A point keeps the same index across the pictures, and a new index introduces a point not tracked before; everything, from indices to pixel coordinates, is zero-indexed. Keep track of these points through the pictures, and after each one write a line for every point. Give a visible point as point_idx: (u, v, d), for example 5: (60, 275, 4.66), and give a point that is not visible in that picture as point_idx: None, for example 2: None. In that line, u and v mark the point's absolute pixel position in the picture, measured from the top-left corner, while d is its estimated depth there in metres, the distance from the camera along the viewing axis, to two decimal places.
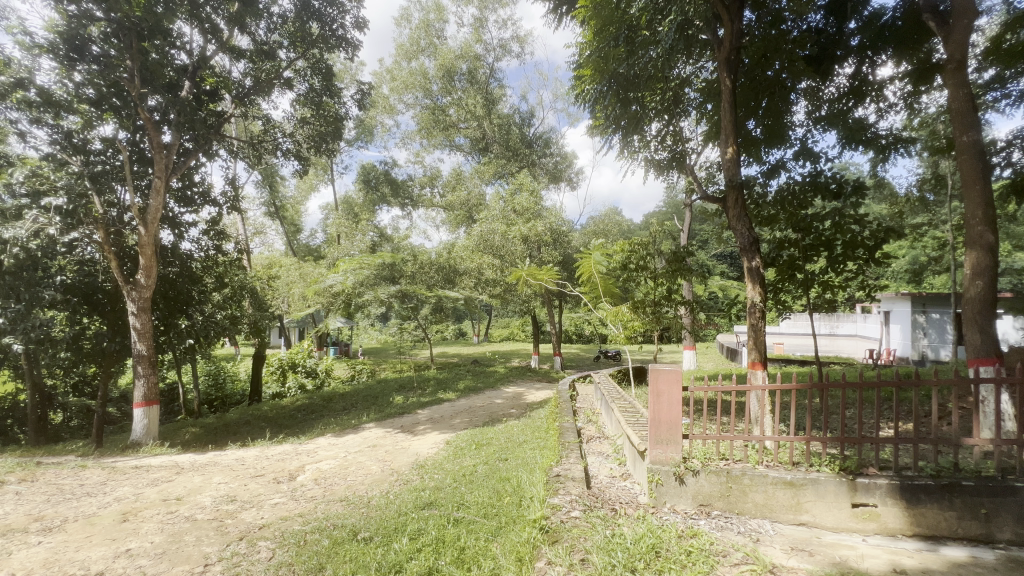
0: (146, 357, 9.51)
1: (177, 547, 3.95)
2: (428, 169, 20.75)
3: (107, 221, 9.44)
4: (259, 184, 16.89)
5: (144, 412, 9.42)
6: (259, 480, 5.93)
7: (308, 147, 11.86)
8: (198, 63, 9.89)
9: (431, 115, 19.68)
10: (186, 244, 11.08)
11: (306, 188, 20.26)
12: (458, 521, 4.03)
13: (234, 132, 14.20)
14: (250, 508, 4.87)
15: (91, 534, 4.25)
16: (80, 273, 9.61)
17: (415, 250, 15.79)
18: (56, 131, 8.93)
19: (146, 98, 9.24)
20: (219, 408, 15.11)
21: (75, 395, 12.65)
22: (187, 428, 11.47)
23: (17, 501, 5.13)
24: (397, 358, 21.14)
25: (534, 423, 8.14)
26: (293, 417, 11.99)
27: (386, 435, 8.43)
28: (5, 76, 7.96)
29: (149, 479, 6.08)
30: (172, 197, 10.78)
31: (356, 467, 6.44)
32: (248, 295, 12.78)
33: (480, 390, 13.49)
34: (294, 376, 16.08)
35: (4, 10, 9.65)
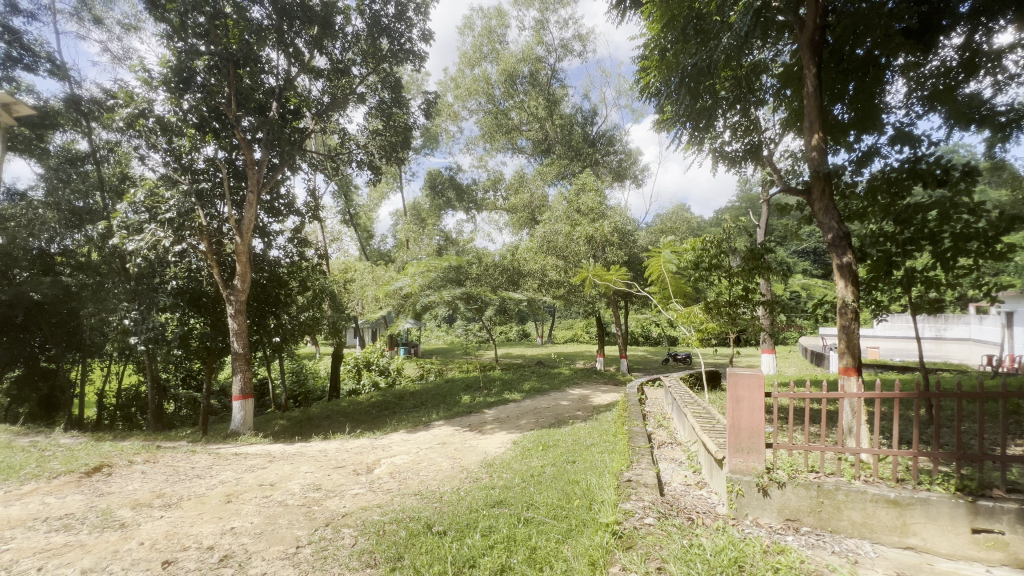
0: (242, 355, 10.46)
1: (273, 529, 4.32)
2: (491, 172, 21.11)
3: (210, 232, 10.51)
4: (336, 194, 18.06)
5: (241, 404, 10.37)
6: (340, 470, 6.33)
7: (380, 157, 12.50)
8: (285, 85, 10.76)
9: (494, 120, 20.03)
10: (273, 252, 12.08)
11: (377, 196, 21.39)
12: (528, 521, 4.05)
13: (313, 146, 15.28)
14: (334, 497, 5.22)
15: (202, 512, 4.76)
16: (189, 280, 10.77)
17: (480, 252, 16.13)
18: (169, 155, 10.10)
19: (241, 121, 10.17)
20: (303, 403, 16.41)
21: (185, 388, 14.18)
22: (277, 420, 12.52)
23: (143, 479, 5.87)
24: (463, 358, 21.72)
25: (601, 426, 7.99)
26: (368, 413, 12.70)
27: (455, 433, 8.68)
28: (130, 107, 9.30)
29: (247, 465, 6.70)
30: (262, 208, 11.83)
31: (427, 463, 6.69)
32: (328, 297, 13.76)
33: (545, 391, 13.51)
34: (368, 374, 17.03)
35: (127, 51, 11.10)
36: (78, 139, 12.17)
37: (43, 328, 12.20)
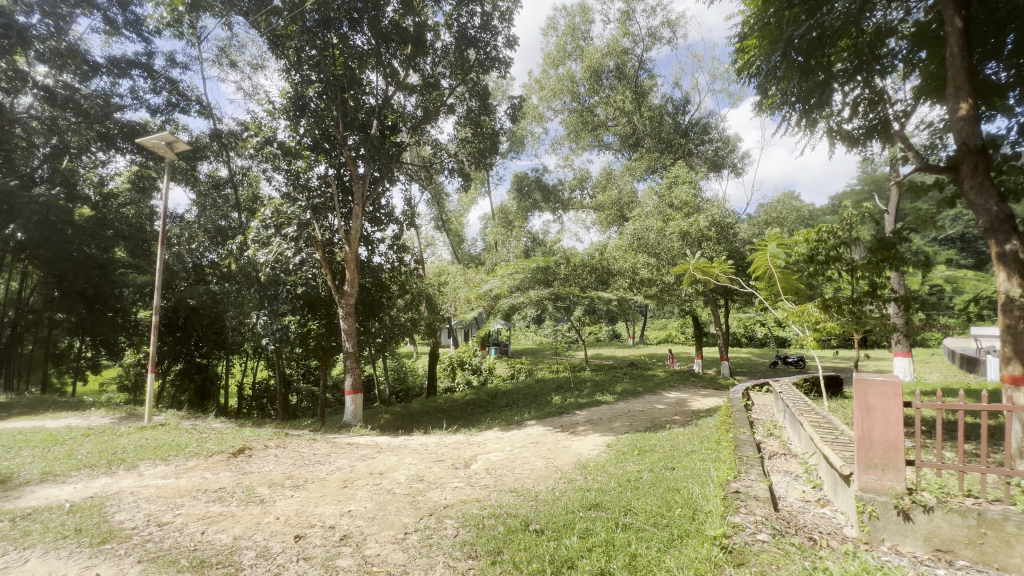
0: (352, 354, 11.45)
1: (383, 514, 4.67)
2: (577, 171, 20.93)
3: (323, 243, 11.63)
4: (430, 201, 19.09)
5: (352, 398, 11.39)
6: (440, 464, 6.67)
7: (470, 164, 12.95)
8: (383, 104, 11.61)
9: (579, 117, 19.82)
10: (376, 258, 13.09)
11: (467, 201, 22.22)
12: (626, 526, 3.96)
13: (409, 158, 16.28)
14: (436, 489, 5.52)
15: (324, 494, 5.31)
16: (306, 286, 12.05)
17: (568, 252, 16.04)
18: (289, 175, 11.36)
19: (347, 140, 11.08)
20: (403, 398, 17.64)
21: (305, 382, 15.88)
22: (382, 414, 13.54)
23: (277, 461, 6.70)
24: (553, 359, 21.77)
25: (702, 432, 7.55)
26: (463, 410, 13.24)
27: (548, 433, 8.71)
28: (259, 135, 10.68)
29: (359, 454, 7.35)
30: (366, 219, 12.90)
31: (522, 461, 6.80)
32: (425, 299, 14.59)
33: (639, 393, 13.07)
34: (462, 373, 17.79)
35: (255, 87, 12.75)
36: (219, 166, 14.18)
37: (198, 329, 14.61)
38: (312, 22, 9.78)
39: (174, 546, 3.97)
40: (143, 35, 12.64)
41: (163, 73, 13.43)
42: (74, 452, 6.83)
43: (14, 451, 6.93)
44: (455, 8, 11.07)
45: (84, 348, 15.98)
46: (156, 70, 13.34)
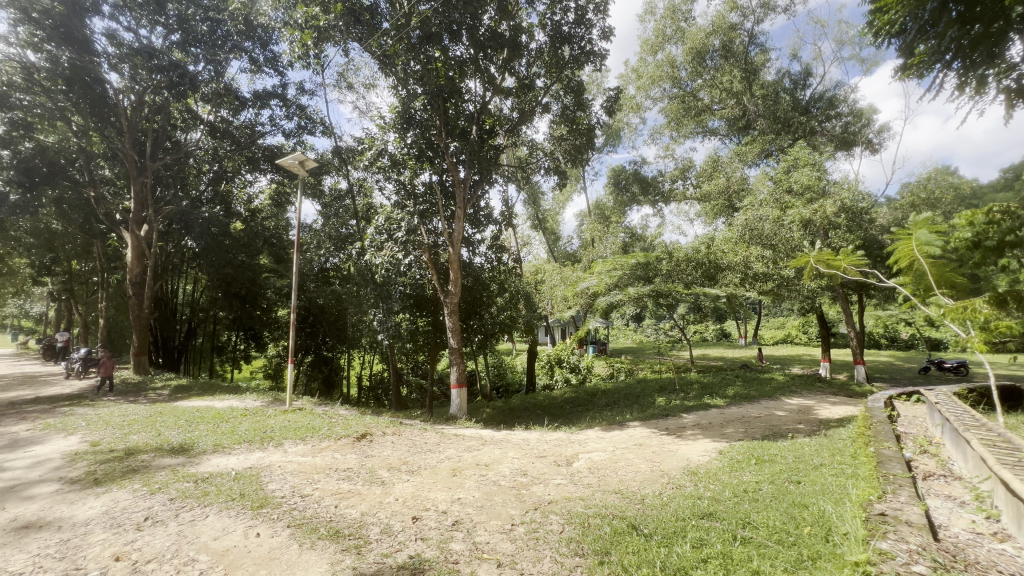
0: (457, 349, 12.05)
1: (491, 505, 4.86)
2: (679, 161, 19.82)
3: (429, 245, 12.38)
4: (526, 201, 19.38)
5: (458, 392, 11.94)
6: (543, 460, 6.74)
7: (566, 162, 12.87)
8: (482, 110, 11.98)
9: (681, 103, 18.69)
10: (476, 259, 13.61)
11: (563, 199, 22.17)
12: (747, 541, 3.66)
13: (506, 161, 16.65)
14: (540, 484, 5.61)
15: (436, 480, 5.67)
16: (414, 286, 12.91)
17: (670, 247, 15.24)
18: (400, 185, 12.07)
19: (448, 146, 11.70)
20: (504, 394, 18.22)
21: (414, 375, 17.07)
22: (484, 409, 14.09)
23: (394, 447, 7.30)
24: (655, 359, 20.87)
25: (833, 443, 6.71)
26: (563, 408, 13.26)
27: (652, 436, 8.37)
28: (372, 149, 11.70)
29: (466, 445, 7.72)
30: (467, 221, 13.48)
31: (625, 462, 6.62)
32: (523, 298, 14.83)
33: (754, 398, 12.01)
34: (560, 371, 17.84)
35: (369, 105, 13.98)
36: (339, 179, 15.72)
37: (325, 326, 16.51)
38: (416, 39, 10.38)
39: (314, 516, 4.52)
40: (278, 69, 14.51)
41: (294, 100, 15.29)
42: (235, 429, 8.09)
43: (194, 425, 8.41)
44: (549, 7, 11.09)
45: (238, 341, 18.84)
46: (289, 98, 15.24)
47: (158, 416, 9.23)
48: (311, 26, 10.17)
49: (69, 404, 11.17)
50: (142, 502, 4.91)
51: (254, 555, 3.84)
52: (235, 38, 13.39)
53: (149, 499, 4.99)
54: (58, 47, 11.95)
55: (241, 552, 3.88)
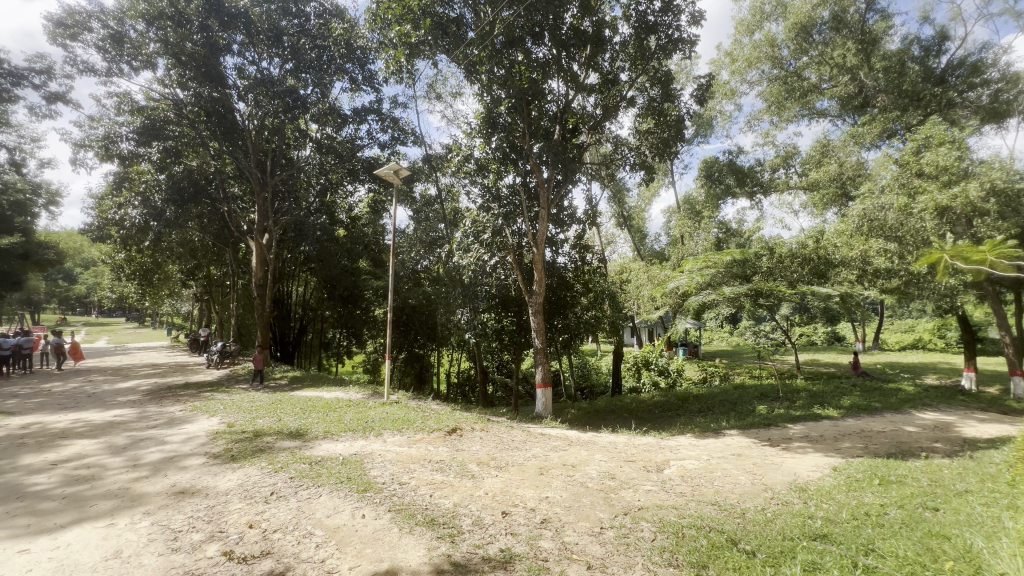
0: (542, 349, 12.12)
1: (579, 506, 4.84)
2: (781, 148, 18.17)
3: (514, 246, 12.60)
4: (610, 199, 18.92)
5: (543, 392, 12.01)
6: (631, 464, 6.55)
7: (652, 156, 12.37)
8: (564, 110, 11.89)
9: (782, 85, 17.11)
10: (559, 259, 13.60)
11: (649, 195, 21.33)
12: (870, 569, 3.28)
13: (588, 159, 16.41)
14: (629, 488, 5.46)
15: (524, 478, 5.76)
16: (499, 286, 13.29)
17: (770, 243, 14.02)
18: (486, 190, 12.51)
19: (532, 147, 11.80)
20: (589, 395, 18.00)
21: (500, 373, 17.46)
22: (569, 410, 14.00)
23: (482, 443, 7.53)
24: (754, 363, 19.31)
25: (982, 467, 5.72)
26: (651, 412, 12.76)
27: (752, 446, 7.77)
28: (459, 155, 12.21)
29: (552, 445, 7.74)
30: (550, 222, 13.51)
31: (722, 473, 6.21)
32: (608, 298, 14.59)
33: (876, 410, 10.64)
34: (648, 373, 17.19)
35: (457, 113, 14.57)
36: (428, 185, 16.53)
37: (417, 325, 17.52)
38: (500, 44, 10.51)
39: (412, 503, 4.82)
40: (375, 86, 15.64)
41: (389, 114, 16.38)
42: (342, 418, 8.90)
43: (308, 413, 9.38)
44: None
45: (342, 338, 20.61)
46: (384, 112, 16.36)
47: (278, 403, 10.43)
48: (404, 44, 10.81)
49: (210, 390, 13.01)
50: (269, 478, 5.58)
51: (361, 534, 4.19)
52: (338, 61, 14.70)
53: (274, 476, 5.66)
54: (200, 84, 14.00)
55: (351, 530, 4.26)
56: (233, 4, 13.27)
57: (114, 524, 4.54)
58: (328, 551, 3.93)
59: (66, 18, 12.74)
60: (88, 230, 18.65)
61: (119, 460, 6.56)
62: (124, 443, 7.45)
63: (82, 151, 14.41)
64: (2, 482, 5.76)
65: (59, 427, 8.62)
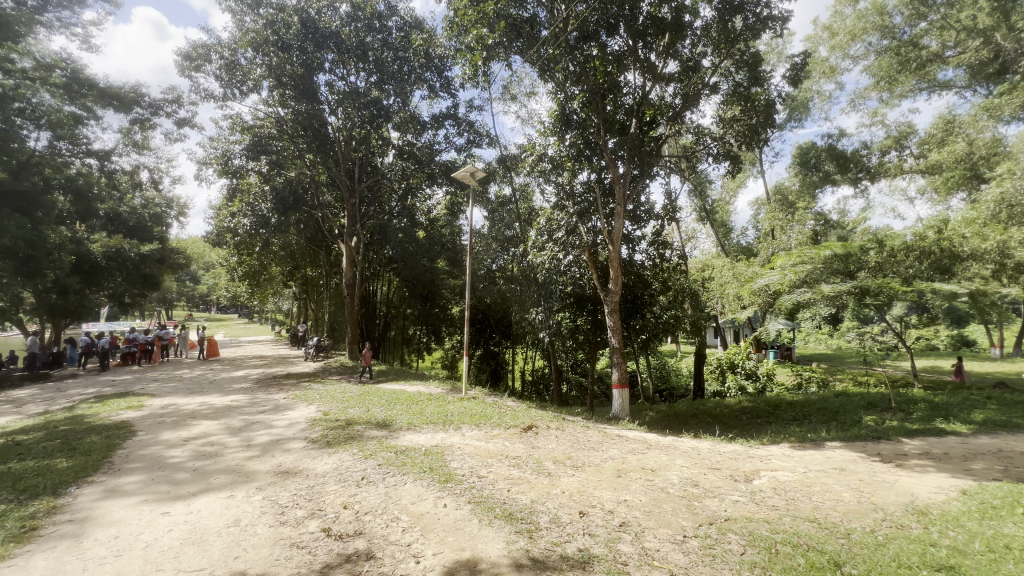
0: (617, 349, 11.81)
1: (660, 511, 4.68)
2: (892, 128, 16.18)
3: (589, 244, 12.40)
4: (691, 192, 17.97)
5: (619, 392, 11.72)
6: (716, 472, 6.19)
7: (738, 145, 11.55)
8: (641, 102, 11.46)
9: (894, 57, 15.22)
10: (636, 256, 13.19)
11: (734, 186, 19.99)
12: None
13: (666, 151, 15.74)
14: (714, 497, 5.17)
15: (601, 479, 5.67)
16: (574, 285, 13.18)
17: (880, 235, 12.51)
18: (559, 188, 12.53)
19: (607, 143, 11.53)
20: (668, 397, 17.31)
21: (574, 372, 17.32)
22: (648, 412, 13.53)
23: (558, 442, 7.53)
24: (860, 369, 17.37)
25: None
26: (738, 418, 11.98)
27: (858, 461, 7.00)
28: (533, 155, 12.31)
29: (629, 447, 7.54)
30: (627, 218, 13.14)
31: (822, 487, 5.67)
32: (689, 297, 13.96)
33: (1018, 427, 9.10)
34: (733, 377, 16.13)
35: (531, 113, 14.67)
36: (503, 185, 16.78)
37: (493, 323, 18.00)
38: (574, 40, 10.55)
39: (491, 496, 4.95)
40: (452, 92, 16.22)
41: (465, 118, 16.88)
42: (423, 410, 9.36)
43: (394, 405, 9.97)
44: None
45: (422, 335, 21.63)
46: (461, 117, 16.89)
47: (367, 395, 11.20)
48: (481, 47, 11.01)
49: (309, 381, 14.29)
50: (360, 464, 6.02)
51: (444, 522, 4.38)
52: (418, 71, 15.52)
53: (364, 462, 6.10)
54: (298, 101, 15.29)
55: (434, 517, 4.47)
56: (327, 26, 14.48)
57: (233, 496, 5.15)
58: (413, 535, 4.16)
59: (192, 53, 14.61)
60: (210, 237, 21.26)
61: (236, 439, 7.42)
62: (239, 425, 8.41)
63: (204, 168, 16.46)
64: (147, 453, 6.76)
65: (189, 409, 9.95)
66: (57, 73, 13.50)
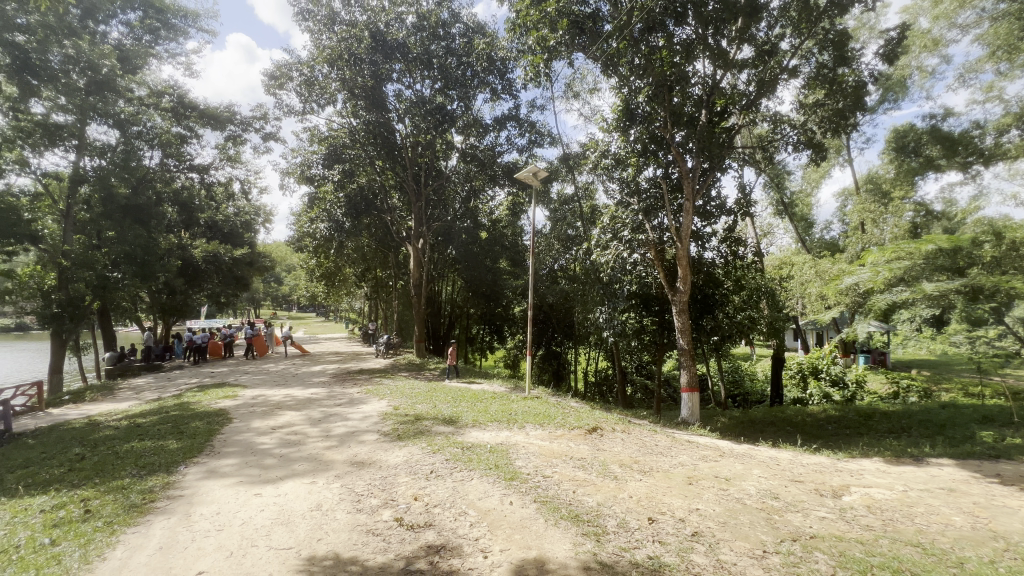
0: (686, 351, 11.34)
1: (736, 523, 4.42)
2: (1013, 103, 14.13)
3: (656, 242, 12.01)
4: (766, 185, 16.82)
5: (689, 396, 11.22)
6: (799, 485, 5.75)
7: (823, 132, 10.65)
8: (711, 91, 10.90)
9: (1016, 21, 13.21)
10: (707, 254, 12.57)
11: (817, 176, 18.45)
12: None
13: (739, 143, 14.88)
14: (797, 512, 4.81)
15: (670, 485, 5.46)
16: (640, 285, 12.80)
17: (997, 225, 10.95)
18: (624, 184, 12.28)
19: (675, 136, 11.05)
20: (742, 403, 16.34)
21: (639, 374, 16.81)
22: (719, 418, 12.85)
23: (624, 445, 7.35)
24: (971, 378, 15.38)
25: None
26: (823, 428, 11.04)
27: (971, 481, 6.19)
28: (597, 152, 12.18)
29: (700, 454, 7.19)
30: (696, 215, 12.56)
31: (926, 509, 5.09)
32: (766, 296, 13.10)
33: None
34: (816, 384, 14.89)
35: (594, 109, 14.42)
36: (565, 184, 16.63)
37: (556, 322, 17.99)
38: (638, 32, 10.16)
39: (556, 496, 4.94)
40: (514, 93, 16.36)
41: (527, 119, 16.94)
42: (488, 408, 9.53)
43: (459, 402, 10.22)
44: None
45: (485, 334, 22.06)
46: (522, 118, 16.98)
47: (434, 391, 11.57)
48: (543, 48, 11.05)
49: (380, 376, 15.05)
50: (429, 458, 6.25)
51: (510, 519, 4.42)
52: (481, 75, 15.83)
53: (433, 456, 6.32)
54: (368, 111, 16.06)
55: (500, 514, 4.52)
56: (395, 38, 15.08)
57: (316, 482, 5.54)
58: (481, 531, 4.24)
59: (276, 72, 15.89)
60: (292, 241, 22.99)
61: (316, 430, 7.97)
62: (319, 416, 9.03)
63: (287, 177, 17.83)
64: (241, 439, 7.45)
65: (275, 400, 10.83)
66: (166, 98, 15.43)
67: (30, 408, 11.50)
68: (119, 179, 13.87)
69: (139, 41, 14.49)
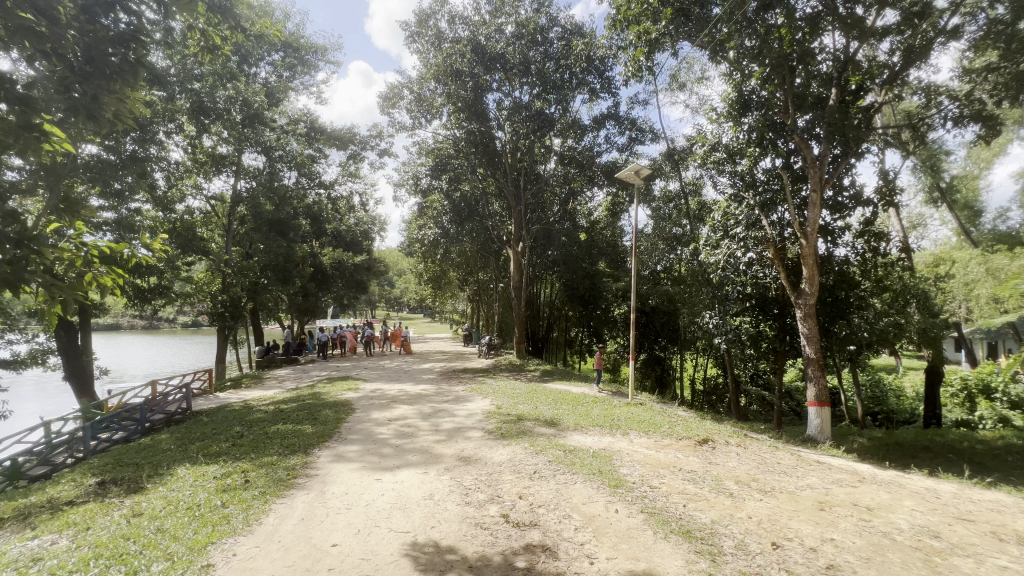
0: (814, 360, 10.13)
1: (882, 561, 3.84)
2: None
3: (774, 239, 10.95)
4: (916, 169, 14.40)
5: (817, 411, 10.00)
6: (968, 525, 4.80)
7: (996, 101, 8.82)
8: (844, 66, 9.63)
9: None
10: (838, 251, 11.10)
11: (987, 154, 15.32)
12: None
13: (880, 122, 12.92)
14: (966, 557, 4.02)
15: (797, 509, 4.90)
16: (756, 286, 11.72)
17: None
18: (736, 177, 11.38)
19: (798, 121, 9.94)
20: (885, 422, 14.17)
21: (755, 384, 15.37)
22: (856, 438, 11.26)
23: (740, 460, 6.76)
24: None
25: None
26: (1000, 458, 9.12)
27: None
28: (705, 145, 11.46)
29: (834, 477, 6.35)
30: (824, 207, 11.16)
31: None
32: (916, 299, 11.20)
33: None
34: (989, 404, 12.35)
35: (703, 99, 13.54)
36: (669, 181, 15.83)
37: (659, 326, 17.21)
38: (752, 11, 9.22)
39: (665, 509, 4.70)
40: (613, 91, 16.01)
41: (627, 116, 16.46)
42: (589, 412, 9.40)
43: (560, 404, 10.25)
44: None
45: (584, 337, 21.85)
46: (622, 116, 16.53)
47: (535, 392, 11.72)
48: (644, 41, 10.63)
49: (483, 376, 15.63)
50: (532, 458, 6.34)
51: (616, 528, 4.32)
52: (580, 76, 15.78)
53: (535, 456, 6.39)
54: (471, 122, 16.84)
55: (605, 521, 4.43)
56: (495, 49, 15.59)
57: (427, 472, 5.94)
58: (586, 536, 4.19)
59: (390, 94, 17.34)
60: (403, 247, 24.91)
61: (427, 424, 8.52)
62: (429, 411, 9.64)
63: (399, 189, 19.35)
64: (363, 428, 8.23)
65: (391, 394, 11.81)
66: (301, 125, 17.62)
67: (203, 391, 13.82)
68: (266, 198, 16.19)
69: (281, 77, 16.79)
